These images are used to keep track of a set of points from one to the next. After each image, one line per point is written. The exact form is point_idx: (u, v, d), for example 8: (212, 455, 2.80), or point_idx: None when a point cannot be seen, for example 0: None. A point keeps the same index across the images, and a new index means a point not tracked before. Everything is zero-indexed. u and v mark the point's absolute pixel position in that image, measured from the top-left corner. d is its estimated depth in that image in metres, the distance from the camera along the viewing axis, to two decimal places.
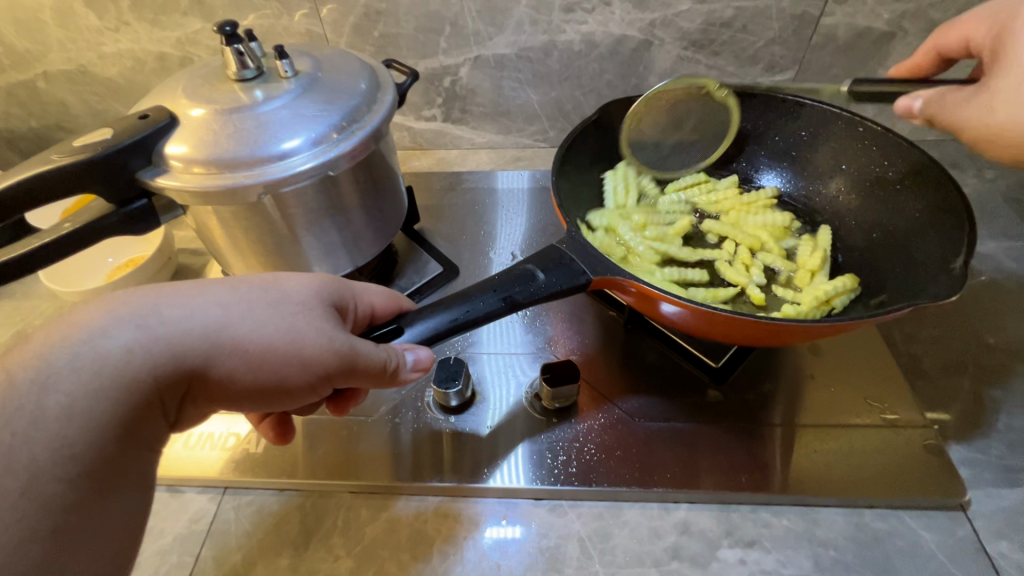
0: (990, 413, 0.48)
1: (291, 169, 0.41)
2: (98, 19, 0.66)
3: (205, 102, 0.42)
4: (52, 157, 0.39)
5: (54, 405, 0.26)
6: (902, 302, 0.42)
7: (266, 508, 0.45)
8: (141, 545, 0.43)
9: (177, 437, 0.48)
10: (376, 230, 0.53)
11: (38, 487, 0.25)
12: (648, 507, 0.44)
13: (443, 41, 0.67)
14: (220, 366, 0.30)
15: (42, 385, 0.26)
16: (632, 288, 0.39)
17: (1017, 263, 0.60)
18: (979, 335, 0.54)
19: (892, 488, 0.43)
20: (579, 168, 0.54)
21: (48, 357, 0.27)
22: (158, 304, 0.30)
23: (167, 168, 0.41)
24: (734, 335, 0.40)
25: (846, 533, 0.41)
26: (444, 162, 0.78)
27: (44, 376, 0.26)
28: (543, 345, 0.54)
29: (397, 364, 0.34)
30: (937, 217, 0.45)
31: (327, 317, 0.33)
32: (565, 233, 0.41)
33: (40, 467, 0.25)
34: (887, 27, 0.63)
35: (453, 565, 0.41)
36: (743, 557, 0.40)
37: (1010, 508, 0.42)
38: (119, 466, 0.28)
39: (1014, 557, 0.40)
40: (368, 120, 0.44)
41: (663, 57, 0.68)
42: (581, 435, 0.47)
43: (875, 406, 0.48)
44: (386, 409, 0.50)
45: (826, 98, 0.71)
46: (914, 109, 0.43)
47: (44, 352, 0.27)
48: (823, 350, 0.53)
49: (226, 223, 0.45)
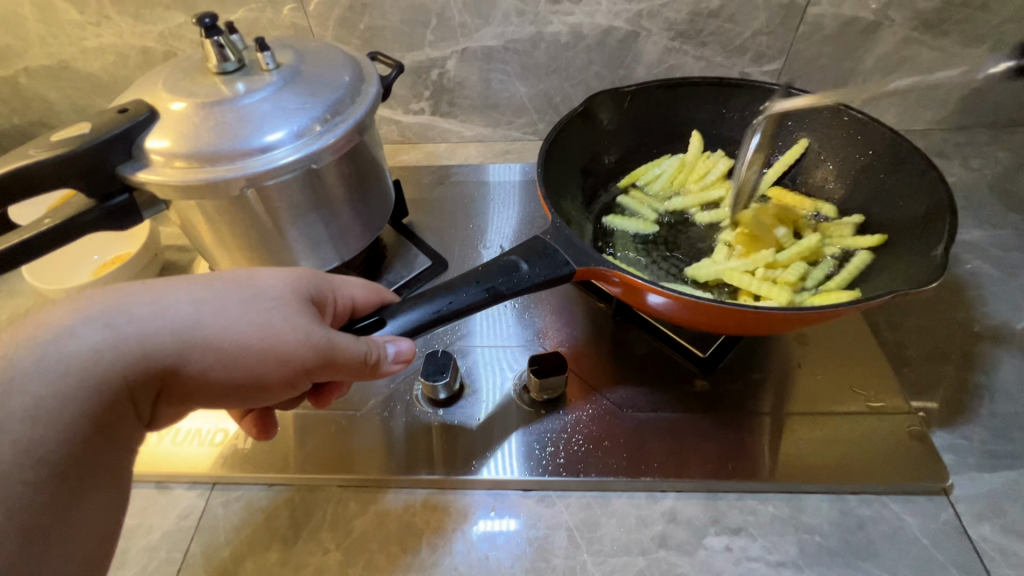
0: (973, 400, 0.48)
1: (274, 162, 0.40)
2: (79, 14, 0.65)
3: (186, 95, 0.42)
4: (30, 152, 0.39)
5: (19, 406, 0.26)
6: (886, 289, 0.42)
7: (254, 503, 0.45)
8: (129, 542, 0.43)
9: (163, 434, 0.48)
10: (363, 223, 0.52)
11: (6, 489, 0.25)
12: (635, 496, 0.44)
13: (429, 34, 0.67)
14: (193, 364, 0.30)
15: (8, 387, 0.26)
16: (616, 278, 0.39)
17: (1002, 251, 0.60)
18: (964, 322, 0.54)
19: (875, 474, 0.43)
20: (567, 165, 0.54)
21: (12, 358, 0.26)
22: (127, 302, 0.29)
23: (148, 163, 0.41)
24: (719, 324, 0.41)
25: (831, 519, 0.42)
26: (432, 155, 0.78)
27: (9, 378, 0.26)
28: (532, 337, 0.54)
29: (378, 356, 0.34)
30: (921, 204, 0.46)
31: (303, 312, 0.33)
32: (549, 225, 0.41)
33: (8, 469, 0.25)
34: (873, 17, 0.63)
35: (441, 557, 0.41)
36: (730, 544, 0.41)
37: (992, 492, 0.43)
38: (90, 466, 0.28)
39: (996, 540, 0.40)
40: (352, 112, 0.44)
41: (651, 48, 0.67)
42: (569, 426, 0.47)
43: (860, 393, 0.49)
44: (374, 403, 0.50)
45: (814, 88, 0.71)
46: None
47: (9, 353, 0.27)
48: (810, 339, 0.53)
49: (210, 218, 0.45)
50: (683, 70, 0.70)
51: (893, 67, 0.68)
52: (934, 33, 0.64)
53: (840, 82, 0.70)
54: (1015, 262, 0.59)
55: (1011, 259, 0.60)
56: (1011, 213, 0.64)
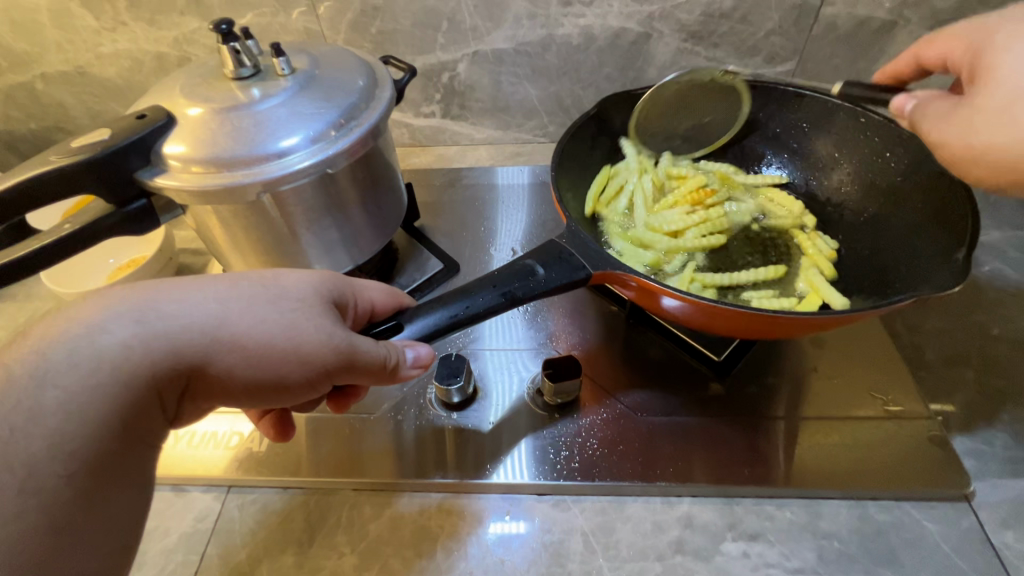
0: (994, 404, 0.48)
1: (291, 167, 0.41)
2: (95, 20, 0.66)
3: (203, 101, 0.42)
4: (51, 158, 0.39)
5: (52, 400, 0.26)
6: (905, 294, 0.42)
7: (270, 506, 0.45)
8: (146, 544, 0.43)
9: (180, 436, 0.49)
10: (376, 227, 0.52)
11: (38, 481, 0.25)
12: (651, 501, 0.44)
13: (440, 37, 0.67)
14: (219, 362, 0.30)
15: (40, 381, 0.26)
16: (633, 283, 0.39)
17: (1021, 253, 0.60)
18: (984, 325, 0.54)
19: (894, 479, 0.43)
20: (578, 168, 0.53)
21: (47, 353, 0.27)
22: (156, 300, 0.30)
23: (166, 168, 0.41)
24: (736, 328, 0.40)
25: (849, 525, 0.41)
26: (442, 158, 0.78)
27: (42, 372, 0.26)
28: (545, 341, 0.54)
29: (398, 360, 0.34)
30: (941, 207, 0.45)
31: (326, 312, 0.33)
32: (564, 228, 0.41)
33: (37, 462, 0.25)
34: (888, 16, 0.63)
35: (456, 561, 0.41)
36: (747, 549, 0.40)
37: (1014, 498, 0.42)
38: (120, 461, 0.28)
39: (1019, 548, 0.40)
40: (366, 117, 0.44)
41: (663, 49, 0.67)
42: (583, 430, 0.47)
43: (878, 397, 0.48)
44: (388, 406, 0.50)
45: (827, 88, 0.70)
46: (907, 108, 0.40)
47: (42, 348, 0.27)
48: (826, 342, 0.52)
49: (227, 222, 0.45)
50: None
51: None
52: None
53: (854, 82, 0.69)
54: None
55: None
56: None
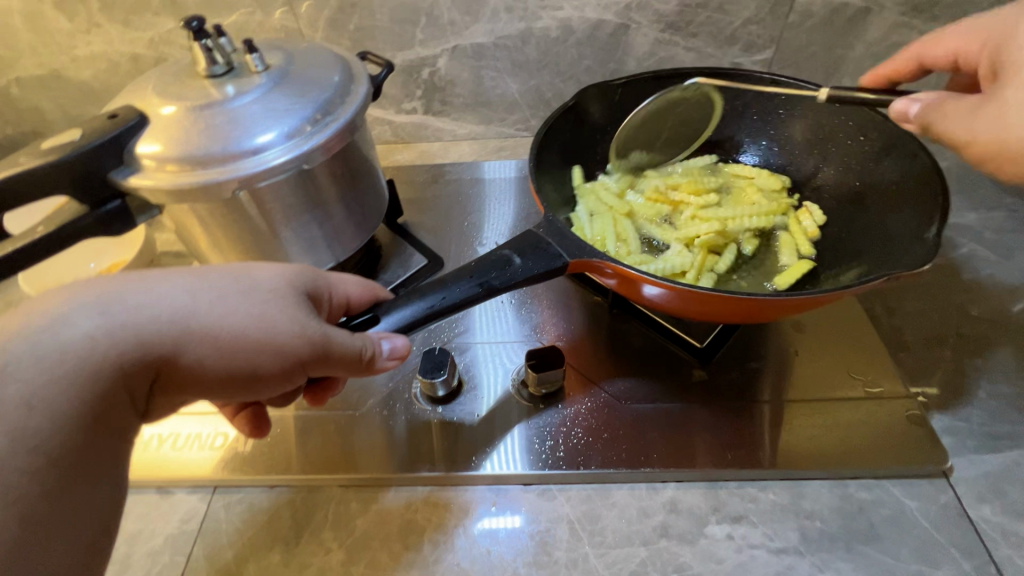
0: (972, 382, 0.48)
1: (266, 163, 0.40)
2: (69, 21, 0.65)
3: (176, 99, 0.42)
4: (22, 160, 0.39)
5: (14, 393, 0.26)
6: (877, 273, 0.43)
7: (256, 504, 0.45)
8: (131, 547, 0.43)
9: (164, 439, 0.48)
10: (357, 223, 0.52)
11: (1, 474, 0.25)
12: (636, 487, 0.44)
13: (419, 33, 0.67)
14: (188, 354, 0.30)
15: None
16: (610, 269, 0.39)
17: (996, 233, 0.60)
18: (961, 305, 0.54)
19: (871, 458, 0.43)
20: (556, 158, 0.53)
21: (8, 345, 0.26)
22: (122, 291, 0.30)
23: (140, 168, 0.41)
24: (716, 313, 0.40)
25: (831, 504, 0.42)
26: (426, 154, 0.78)
27: (4, 365, 0.26)
28: (530, 332, 0.54)
29: (374, 352, 0.34)
30: (914, 188, 0.46)
31: (299, 304, 0.33)
32: (541, 218, 0.41)
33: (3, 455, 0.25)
34: (862, 3, 0.63)
35: (443, 554, 0.41)
36: (731, 532, 0.41)
37: (991, 473, 0.43)
38: (88, 455, 0.28)
39: (996, 521, 0.40)
40: (342, 112, 0.44)
41: (641, 41, 0.67)
42: (568, 419, 0.48)
43: (857, 379, 0.49)
44: (374, 402, 0.50)
45: (806, 75, 0.70)
46: (910, 113, 0.40)
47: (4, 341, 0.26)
48: (807, 325, 0.53)
49: (204, 221, 0.45)
50: (674, 62, 0.69)
51: (885, 53, 0.68)
52: (925, 18, 0.64)
53: (832, 69, 0.70)
54: (1010, 245, 0.59)
55: (1006, 242, 0.60)
56: (1005, 196, 0.64)
